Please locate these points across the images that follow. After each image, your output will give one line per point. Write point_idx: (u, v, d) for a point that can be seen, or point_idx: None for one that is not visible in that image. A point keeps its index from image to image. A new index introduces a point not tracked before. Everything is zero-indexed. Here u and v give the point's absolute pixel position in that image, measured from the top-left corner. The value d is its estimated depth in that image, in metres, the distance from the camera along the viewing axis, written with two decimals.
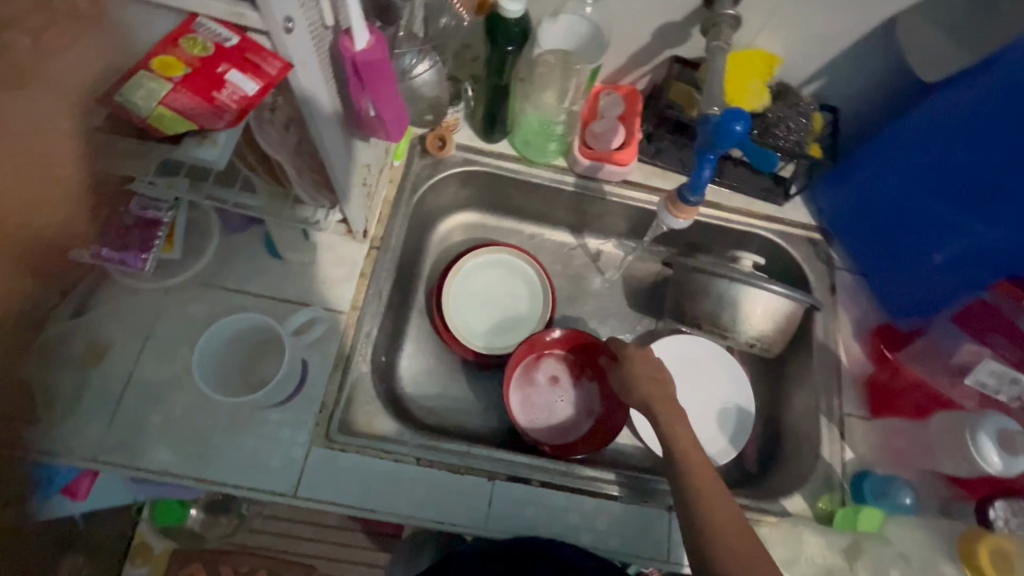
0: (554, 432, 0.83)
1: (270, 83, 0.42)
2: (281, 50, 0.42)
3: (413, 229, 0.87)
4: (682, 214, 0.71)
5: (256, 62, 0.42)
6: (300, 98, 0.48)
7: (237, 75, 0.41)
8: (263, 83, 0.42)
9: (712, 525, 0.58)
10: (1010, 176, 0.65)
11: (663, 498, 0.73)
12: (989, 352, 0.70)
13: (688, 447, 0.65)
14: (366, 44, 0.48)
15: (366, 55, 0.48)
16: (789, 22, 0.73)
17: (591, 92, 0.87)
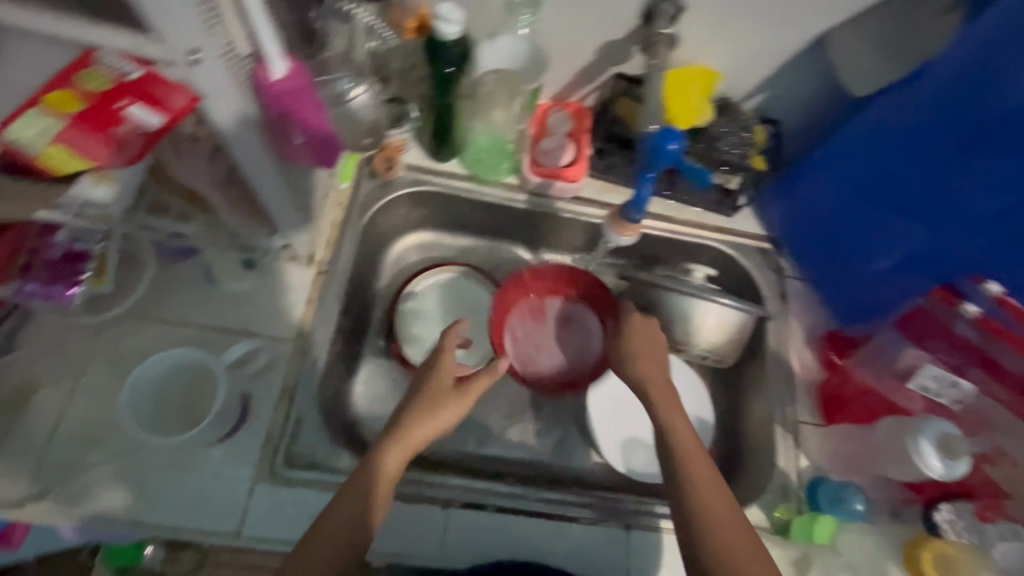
0: (529, 370, 0.88)
1: (176, 117, 0.44)
2: (188, 83, 0.42)
3: (364, 251, 0.85)
4: (627, 232, 0.73)
5: (160, 95, 0.43)
6: (224, 127, 0.47)
7: (138, 109, 0.43)
8: (168, 117, 0.44)
9: (724, 542, 0.58)
10: (941, 186, 0.66)
11: (634, 519, 0.72)
12: (929, 357, 0.72)
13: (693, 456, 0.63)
14: (286, 72, 0.48)
15: (286, 82, 0.48)
16: (726, 39, 0.75)
17: (538, 110, 0.87)
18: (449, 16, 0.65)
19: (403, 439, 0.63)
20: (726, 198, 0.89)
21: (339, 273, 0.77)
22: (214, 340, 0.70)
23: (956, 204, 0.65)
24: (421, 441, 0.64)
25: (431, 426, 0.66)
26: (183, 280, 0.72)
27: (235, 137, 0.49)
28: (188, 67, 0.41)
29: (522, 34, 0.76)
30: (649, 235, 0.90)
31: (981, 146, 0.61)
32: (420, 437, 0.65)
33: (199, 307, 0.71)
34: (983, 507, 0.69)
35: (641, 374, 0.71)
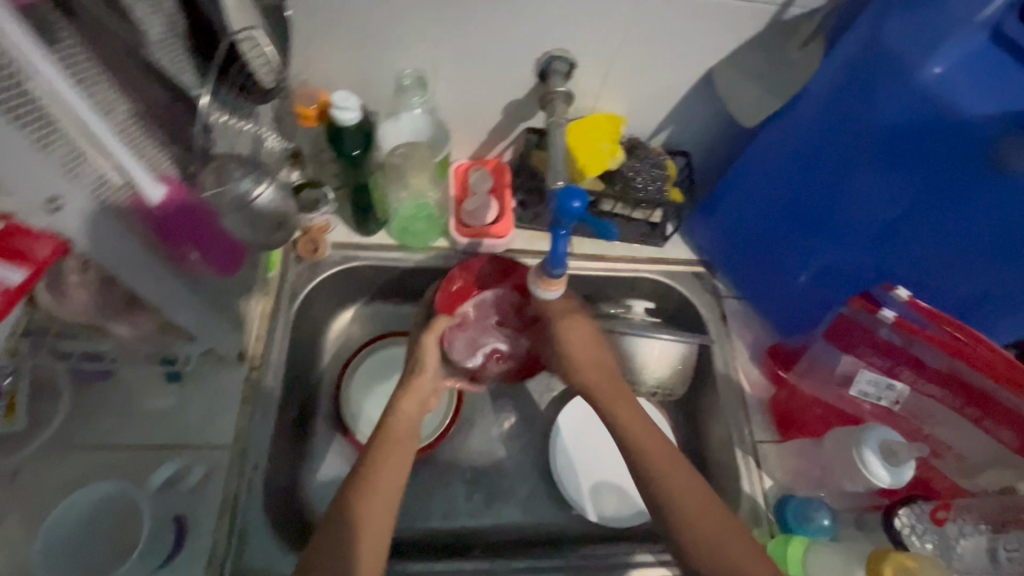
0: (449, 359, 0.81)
1: (39, 268, 0.43)
2: (54, 229, 0.45)
3: (300, 336, 0.83)
4: (552, 287, 0.70)
5: (20, 247, 0.43)
6: (98, 260, 0.49)
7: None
8: (31, 269, 0.43)
9: (688, 515, 0.60)
10: (838, 202, 0.68)
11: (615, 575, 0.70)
12: (861, 362, 0.71)
13: (654, 455, 0.64)
14: (163, 195, 0.50)
15: (167, 205, 0.50)
16: (620, 87, 0.78)
17: (457, 170, 0.88)
18: (345, 104, 0.67)
19: (411, 395, 0.73)
20: (653, 230, 0.91)
21: (272, 366, 0.75)
22: (145, 459, 0.66)
23: (854, 216, 0.67)
24: (424, 394, 0.74)
25: (429, 380, 0.75)
26: (107, 400, 0.69)
27: (116, 267, 0.50)
28: (49, 214, 0.44)
29: (418, 113, 0.78)
30: (585, 275, 0.91)
31: (865, 163, 0.63)
32: (421, 395, 0.74)
33: (126, 427, 0.68)
34: (938, 508, 0.68)
35: (583, 380, 0.74)
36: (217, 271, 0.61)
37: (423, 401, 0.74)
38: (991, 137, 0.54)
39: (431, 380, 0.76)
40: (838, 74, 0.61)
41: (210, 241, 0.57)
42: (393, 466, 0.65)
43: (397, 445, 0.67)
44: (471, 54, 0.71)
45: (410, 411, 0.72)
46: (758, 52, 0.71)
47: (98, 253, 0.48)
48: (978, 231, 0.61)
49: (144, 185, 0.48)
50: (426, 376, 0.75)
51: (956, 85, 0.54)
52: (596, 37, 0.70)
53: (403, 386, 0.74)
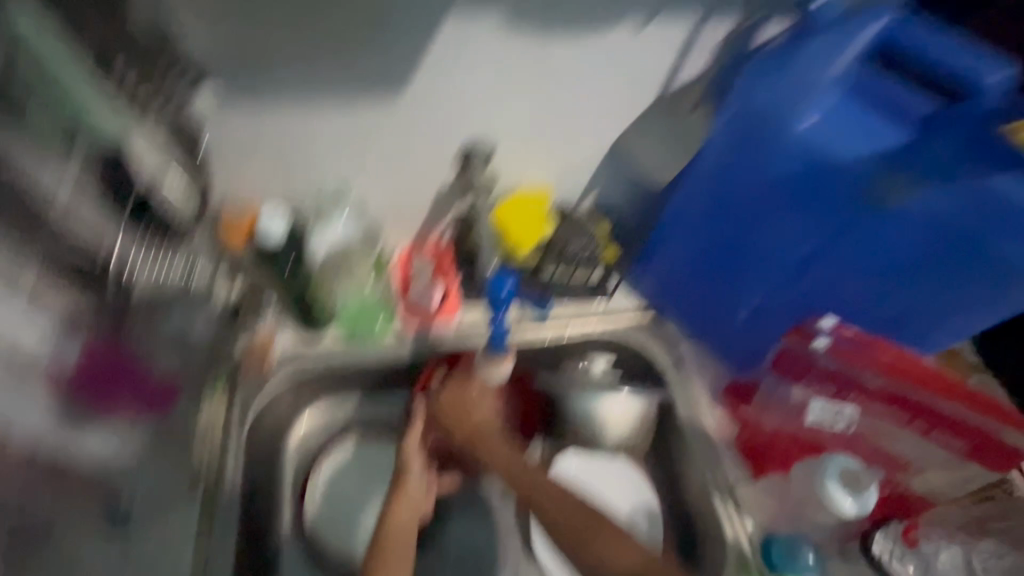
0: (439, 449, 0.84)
1: None
2: None
3: (254, 453, 0.78)
4: (503, 362, 0.80)
5: None
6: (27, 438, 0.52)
7: None
8: None
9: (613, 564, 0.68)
10: (755, 244, 0.72)
11: None
12: (810, 390, 0.74)
13: (559, 513, 0.71)
14: (85, 354, 0.56)
15: (92, 362, 0.56)
16: (542, 160, 0.81)
17: (399, 258, 0.87)
18: (272, 217, 0.73)
19: (401, 498, 0.75)
20: (597, 287, 0.91)
21: (227, 488, 0.69)
22: None
23: (772, 255, 0.71)
24: (414, 498, 0.76)
25: (417, 483, 0.77)
26: None
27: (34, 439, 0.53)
28: None
29: (346, 220, 0.77)
30: (540, 342, 0.89)
31: (770, 207, 0.68)
32: (413, 499, 0.76)
33: None
34: (908, 530, 0.71)
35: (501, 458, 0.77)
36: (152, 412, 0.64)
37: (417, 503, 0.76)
38: (869, 175, 0.60)
39: (421, 485, 0.78)
40: (732, 126, 0.65)
41: (130, 389, 0.61)
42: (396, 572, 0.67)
43: (397, 558, 0.69)
44: (390, 153, 0.75)
45: (407, 516, 0.74)
46: (657, 115, 0.77)
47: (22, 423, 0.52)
48: (883, 258, 0.66)
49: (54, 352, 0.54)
50: (411, 478, 0.77)
51: (829, 134, 0.60)
52: (505, 124, 0.75)
53: (395, 492, 0.76)
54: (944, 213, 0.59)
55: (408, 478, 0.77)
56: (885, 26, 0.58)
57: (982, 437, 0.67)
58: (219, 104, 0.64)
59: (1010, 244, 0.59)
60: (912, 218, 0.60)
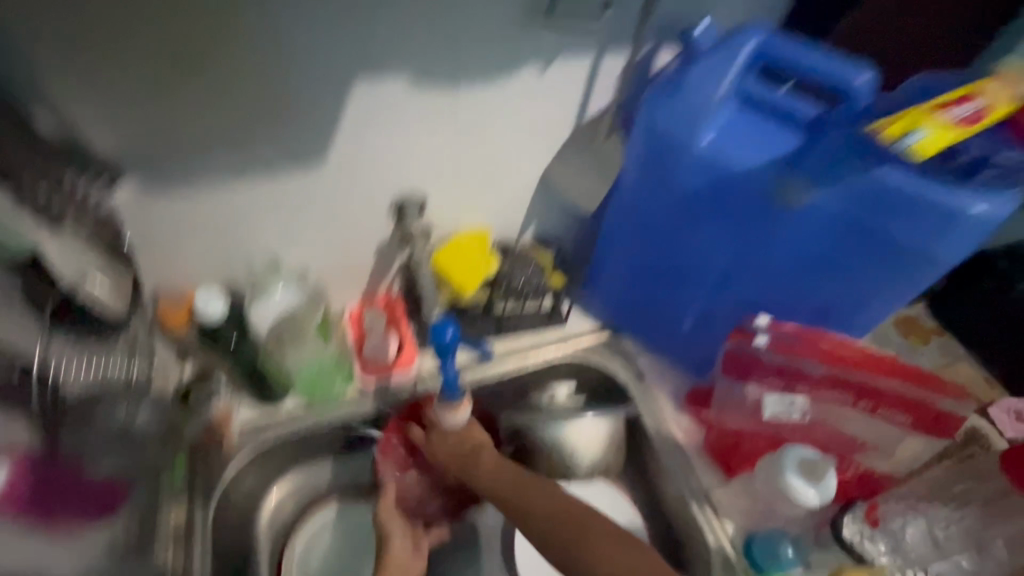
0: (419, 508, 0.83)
1: None
2: None
3: (228, 536, 0.78)
4: (461, 408, 0.72)
5: None
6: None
7: None
8: None
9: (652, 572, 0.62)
10: (684, 256, 0.75)
11: None
12: (761, 389, 0.75)
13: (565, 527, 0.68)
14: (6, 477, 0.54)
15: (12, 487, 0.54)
16: (474, 205, 0.84)
17: (352, 314, 0.90)
18: (209, 301, 0.71)
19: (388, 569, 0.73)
20: (551, 315, 0.94)
21: None
22: None
23: (702, 263, 0.74)
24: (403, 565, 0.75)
25: (402, 547, 0.76)
26: None
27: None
28: None
29: (284, 290, 0.78)
30: (500, 375, 0.90)
31: (690, 220, 0.71)
32: (402, 566, 0.75)
33: None
34: (871, 509, 0.73)
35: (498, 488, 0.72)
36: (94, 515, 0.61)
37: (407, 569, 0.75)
38: (768, 180, 0.63)
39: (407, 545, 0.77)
40: (642, 154, 0.70)
41: (70, 502, 0.58)
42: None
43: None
44: (324, 218, 0.76)
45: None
46: (578, 148, 0.80)
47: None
48: (799, 255, 0.68)
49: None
50: (395, 546, 0.76)
51: (726, 148, 0.63)
52: (434, 175, 0.77)
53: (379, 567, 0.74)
54: (840, 208, 0.62)
55: (391, 544, 0.76)
56: (755, 44, 0.63)
57: (926, 411, 0.70)
58: (143, 198, 0.64)
59: (908, 230, 0.60)
60: (815, 213, 0.63)
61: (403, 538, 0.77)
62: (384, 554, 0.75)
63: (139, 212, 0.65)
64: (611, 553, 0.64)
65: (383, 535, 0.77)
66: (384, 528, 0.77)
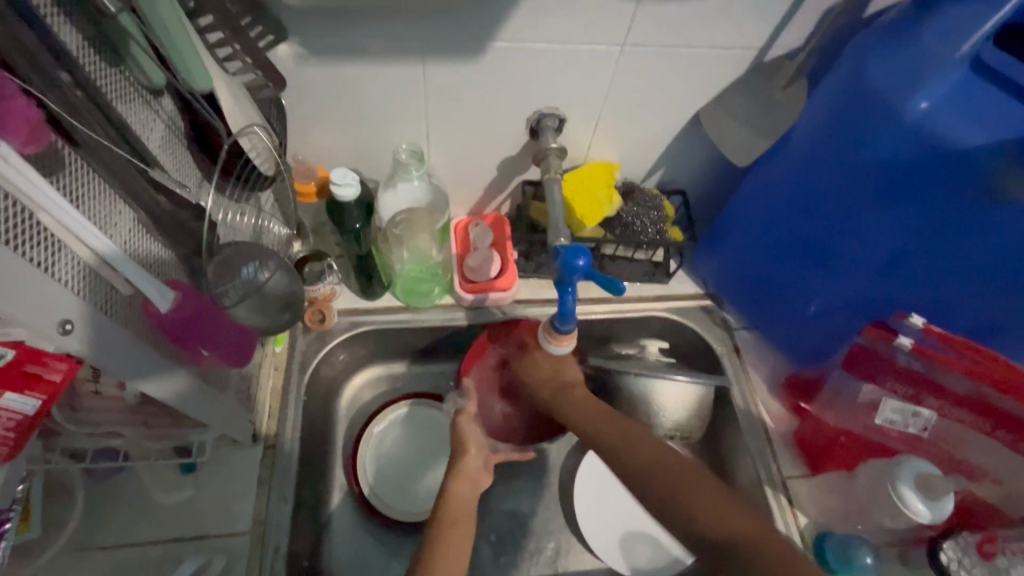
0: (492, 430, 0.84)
1: (56, 391, 0.44)
2: (67, 350, 0.42)
3: (314, 407, 0.82)
4: (564, 342, 0.68)
5: (39, 373, 0.43)
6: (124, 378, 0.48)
7: (14, 399, 0.42)
8: (48, 394, 0.43)
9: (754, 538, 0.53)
10: (839, 234, 0.68)
11: None
12: (884, 391, 0.70)
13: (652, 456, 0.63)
14: (173, 305, 0.50)
15: (177, 314, 0.50)
16: (610, 136, 0.79)
17: (459, 227, 0.89)
18: (344, 180, 0.69)
19: (458, 476, 0.70)
20: (657, 268, 0.90)
21: (285, 445, 0.73)
22: (162, 557, 0.64)
23: (861, 247, 0.68)
24: (473, 474, 0.71)
25: (476, 457, 0.73)
26: (119, 498, 0.67)
27: (145, 380, 0.49)
28: (62, 339, 0.41)
29: (417, 184, 0.77)
30: (592, 319, 0.89)
31: (861, 195, 0.64)
32: (470, 477, 0.71)
33: (140, 525, 0.66)
34: (986, 541, 0.66)
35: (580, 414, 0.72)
36: (223, 358, 0.59)
37: (476, 481, 0.71)
38: (984, 166, 0.56)
39: (480, 457, 0.73)
40: (830, 112, 0.62)
41: (214, 336, 0.56)
42: (455, 540, 0.62)
43: (456, 528, 0.63)
44: (464, 119, 0.73)
45: (462, 492, 0.68)
46: (743, 94, 0.73)
47: (138, 378, 0.49)
48: (981, 256, 0.62)
49: (153, 295, 0.48)
50: (471, 455, 0.73)
51: (943, 119, 0.55)
52: (586, 94, 0.72)
53: (451, 469, 0.71)
54: None
55: (467, 451, 0.73)
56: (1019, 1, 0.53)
57: None
58: (300, 61, 0.63)
59: None
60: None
61: (478, 449, 0.74)
62: (457, 459, 0.72)
63: (294, 78, 0.65)
64: (709, 505, 0.57)
65: (459, 440, 0.75)
66: (463, 433, 0.75)
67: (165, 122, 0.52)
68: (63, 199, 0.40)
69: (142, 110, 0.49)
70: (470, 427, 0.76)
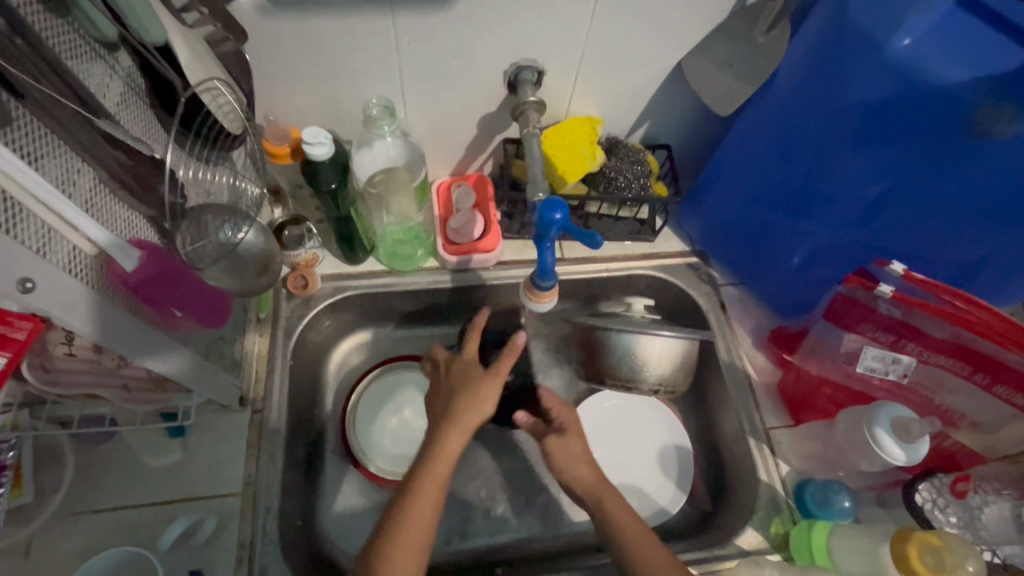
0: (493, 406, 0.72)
1: (21, 349, 0.43)
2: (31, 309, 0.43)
3: (301, 371, 0.82)
4: (544, 299, 0.68)
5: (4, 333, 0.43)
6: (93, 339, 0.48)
7: None
8: (13, 352, 0.43)
9: None
10: (823, 182, 0.67)
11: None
12: (864, 339, 0.71)
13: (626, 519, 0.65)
14: (140, 263, 0.49)
15: (143, 272, 0.49)
16: (590, 88, 0.77)
17: (441, 188, 0.88)
18: (316, 139, 0.68)
19: (458, 428, 0.64)
20: (643, 225, 0.90)
21: (273, 408, 0.74)
22: (155, 518, 0.66)
23: (845, 193, 0.67)
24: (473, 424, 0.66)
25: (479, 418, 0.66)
26: (109, 463, 0.68)
27: (115, 339, 0.49)
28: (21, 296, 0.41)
29: (392, 141, 0.76)
30: (579, 278, 0.88)
31: (844, 138, 0.63)
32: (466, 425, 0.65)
33: (132, 488, 0.67)
34: (959, 481, 0.67)
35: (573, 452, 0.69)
36: (205, 321, 0.59)
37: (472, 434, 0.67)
38: (967, 103, 0.54)
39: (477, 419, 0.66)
40: (811, 54, 0.61)
41: (191, 297, 0.56)
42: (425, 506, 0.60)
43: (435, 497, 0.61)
44: (438, 73, 0.71)
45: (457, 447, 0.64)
46: (726, 40, 0.71)
47: (102, 338, 0.48)
48: (963, 196, 0.61)
49: (116, 253, 0.47)
50: (483, 407, 0.66)
51: (926, 54, 0.54)
52: (563, 42, 0.70)
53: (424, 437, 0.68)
54: None
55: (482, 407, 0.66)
56: None
57: None
58: (264, 14, 0.60)
59: None
60: (1014, 152, 0.55)
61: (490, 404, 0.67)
62: (467, 407, 0.66)
63: (257, 33, 0.63)
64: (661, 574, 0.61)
65: (476, 394, 0.67)
66: (482, 386, 0.67)
67: (122, 78, 0.50)
68: (14, 154, 0.39)
69: (93, 65, 0.47)
70: (491, 384, 0.67)
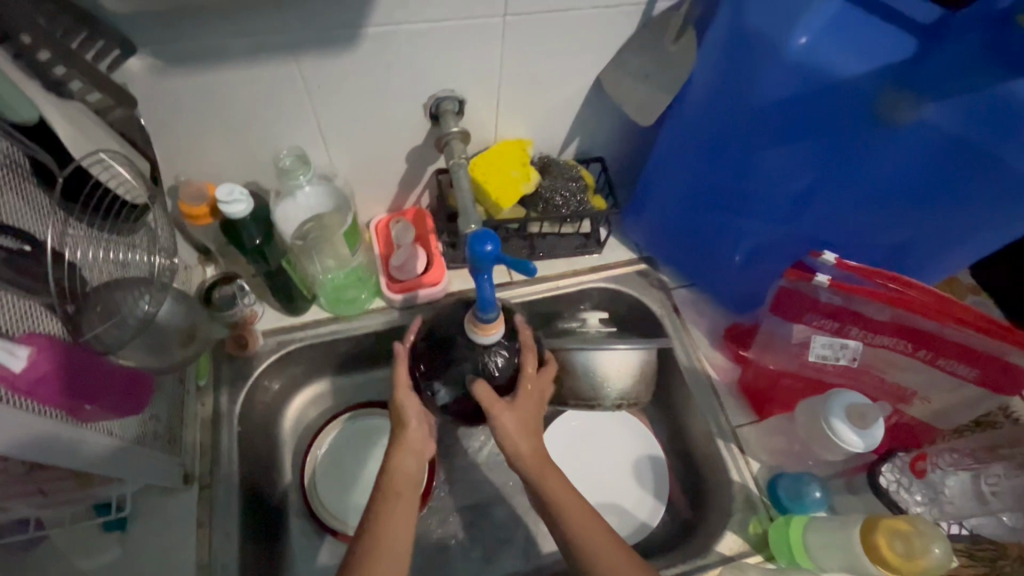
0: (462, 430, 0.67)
1: None
2: None
3: (253, 435, 0.78)
4: (492, 331, 0.65)
5: None
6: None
7: None
8: None
9: None
10: (749, 181, 0.68)
11: None
12: (811, 329, 0.71)
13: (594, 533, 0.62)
14: (28, 363, 0.46)
15: (34, 369, 0.46)
16: (515, 111, 0.77)
17: (379, 227, 0.85)
18: (231, 197, 0.65)
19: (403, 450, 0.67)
20: (588, 239, 0.89)
21: (222, 483, 0.69)
22: None
23: (771, 190, 0.68)
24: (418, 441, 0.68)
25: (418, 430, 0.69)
26: (43, 567, 0.63)
27: (13, 447, 0.45)
28: None
29: (309, 189, 0.72)
30: (529, 300, 0.87)
31: (763, 138, 0.64)
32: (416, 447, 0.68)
33: None
34: (918, 459, 0.69)
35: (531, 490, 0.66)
36: (115, 412, 0.55)
37: (423, 451, 0.68)
38: (869, 95, 0.56)
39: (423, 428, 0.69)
40: (718, 61, 0.62)
41: (96, 387, 0.53)
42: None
43: (402, 508, 0.62)
44: (354, 113, 0.69)
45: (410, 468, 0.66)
46: (638, 52, 0.71)
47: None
48: (882, 183, 0.62)
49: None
50: (412, 428, 0.68)
51: (825, 50, 0.55)
52: (477, 71, 0.69)
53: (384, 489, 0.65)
54: (945, 129, 0.55)
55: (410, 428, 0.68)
56: None
57: (995, 362, 0.64)
58: (158, 74, 0.58)
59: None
60: (920, 136, 0.57)
61: (419, 422, 0.69)
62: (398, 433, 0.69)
63: (152, 93, 0.59)
64: None
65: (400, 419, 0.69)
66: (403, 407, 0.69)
67: (2, 161, 0.47)
68: None
69: None
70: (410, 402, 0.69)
